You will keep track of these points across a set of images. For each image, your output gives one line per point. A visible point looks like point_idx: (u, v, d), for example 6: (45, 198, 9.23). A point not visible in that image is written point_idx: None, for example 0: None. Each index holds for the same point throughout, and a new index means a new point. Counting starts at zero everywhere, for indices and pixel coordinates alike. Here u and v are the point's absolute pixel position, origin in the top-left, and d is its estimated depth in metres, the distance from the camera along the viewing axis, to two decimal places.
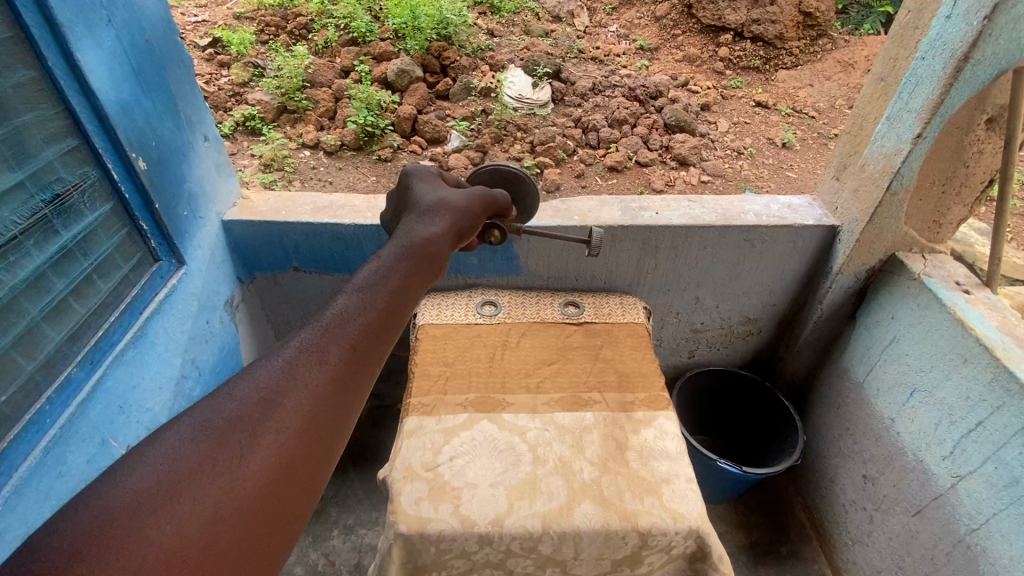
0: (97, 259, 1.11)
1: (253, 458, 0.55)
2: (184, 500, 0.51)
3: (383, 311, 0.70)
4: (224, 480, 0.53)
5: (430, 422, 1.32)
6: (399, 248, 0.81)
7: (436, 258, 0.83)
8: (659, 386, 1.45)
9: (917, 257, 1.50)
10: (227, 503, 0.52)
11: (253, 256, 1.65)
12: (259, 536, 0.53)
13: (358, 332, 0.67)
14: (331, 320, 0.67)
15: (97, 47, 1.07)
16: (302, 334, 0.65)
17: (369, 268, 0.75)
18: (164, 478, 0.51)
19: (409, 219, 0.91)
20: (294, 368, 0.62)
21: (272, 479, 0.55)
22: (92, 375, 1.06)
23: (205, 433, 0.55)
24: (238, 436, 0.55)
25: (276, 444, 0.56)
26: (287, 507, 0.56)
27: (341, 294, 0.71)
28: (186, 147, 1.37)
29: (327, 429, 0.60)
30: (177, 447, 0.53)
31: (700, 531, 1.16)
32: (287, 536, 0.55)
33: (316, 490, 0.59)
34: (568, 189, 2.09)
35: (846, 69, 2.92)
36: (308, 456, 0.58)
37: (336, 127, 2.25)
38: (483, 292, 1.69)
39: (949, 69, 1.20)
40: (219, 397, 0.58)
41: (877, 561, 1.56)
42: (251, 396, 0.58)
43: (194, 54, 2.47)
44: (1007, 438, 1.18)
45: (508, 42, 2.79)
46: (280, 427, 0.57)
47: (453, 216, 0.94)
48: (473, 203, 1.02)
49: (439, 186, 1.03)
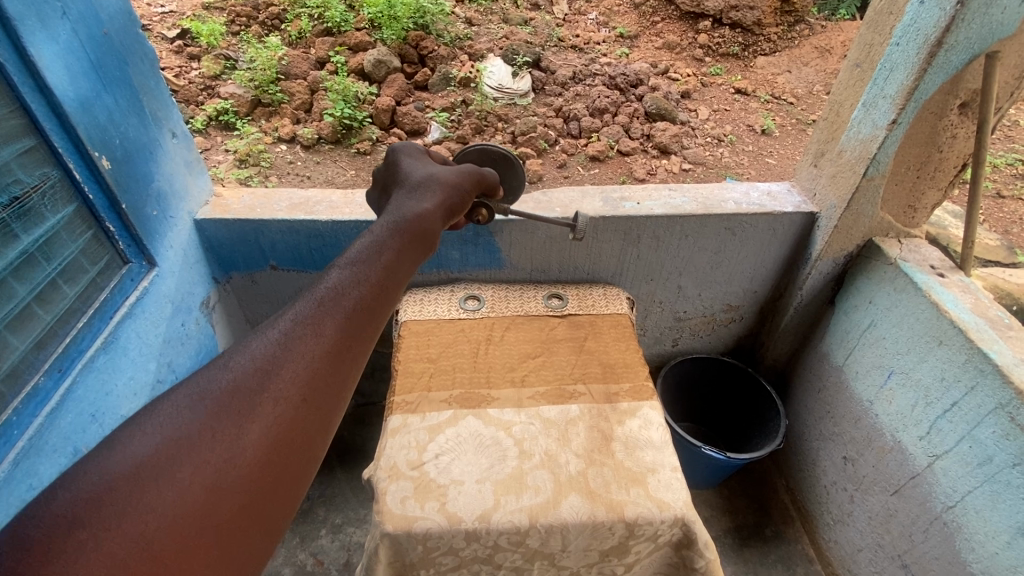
0: (61, 263, 1.07)
1: (252, 428, 0.55)
2: (184, 469, 0.51)
3: (378, 286, 0.70)
4: (224, 449, 0.53)
5: (415, 420, 1.31)
6: (391, 223, 0.80)
7: (429, 236, 0.83)
8: (643, 376, 1.45)
9: (893, 242, 1.52)
10: (228, 473, 0.52)
11: (228, 256, 1.61)
12: (259, 504, 0.54)
13: (353, 304, 0.66)
14: (326, 292, 0.66)
15: (52, 42, 1.02)
16: (298, 305, 0.65)
17: (363, 242, 0.75)
18: (162, 446, 0.51)
19: (399, 196, 0.89)
20: (291, 340, 0.61)
21: (270, 450, 0.55)
22: (61, 384, 1.02)
23: (203, 401, 0.54)
24: (236, 406, 0.55)
25: (273, 415, 0.56)
26: (286, 476, 0.56)
27: (335, 268, 0.70)
28: (153, 144, 1.32)
29: (326, 401, 0.61)
30: (175, 415, 0.53)
31: (686, 519, 1.17)
32: (286, 504, 0.56)
33: (315, 462, 0.59)
34: (550, 180, 2.07)
35: (822, 55, 2.94)
36: (307, 429, 0.58)
37: (312, 120, 2.19)
38: (467, 287, 1.67)
39: (922, 55, 1.21)
40: (215, 367, 0.58)
41: (858, 540, 1.60)
42: (247, 365, 0.58)
43: (162, 46, 2.39)
44: (981, 418, 1.21)
45: (486, 31, 2.75)
46: (279, 399, 0.57)
47: (444, 193, 0.93)
48: (463, 180, 1.00)
49: (427, 163, 1.01)
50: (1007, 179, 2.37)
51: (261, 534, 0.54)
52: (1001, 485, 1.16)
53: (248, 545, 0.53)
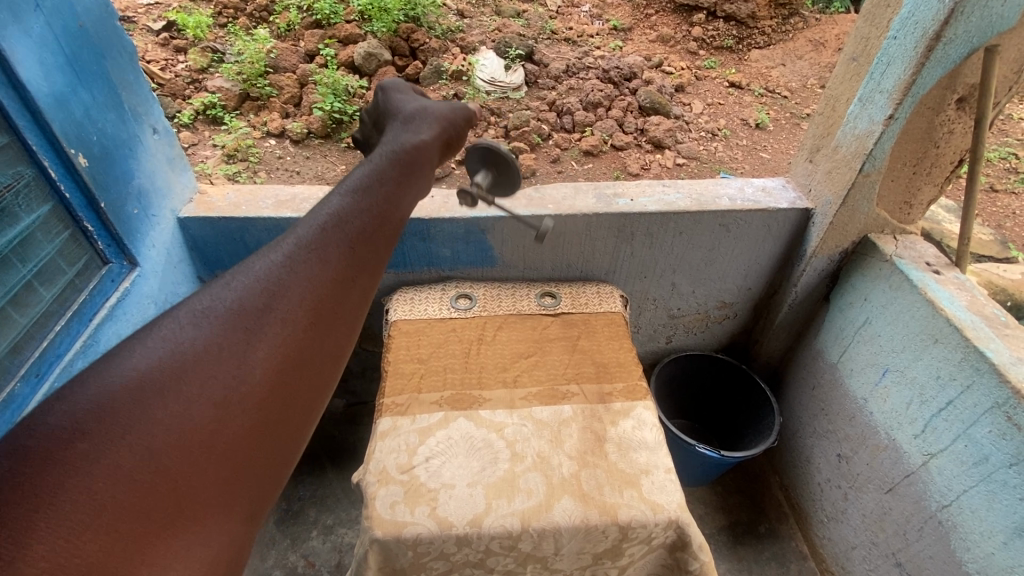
0: (36, 265, 1.04)
1: (260, 347, 0.56)
2: (191, 384, 0.52)
3: (380, 215, 0.72)
4: (232, 366, 0.54)
5: (405, 423, 1.29)
6: (390, 152, 0.81)
7: (427, 166, 0.84)
8: (636, 375, 1.43)
9: (889, 238, 1.51)
10: (238, 388, 0.54)
11: (213, 255, 1.57)
12: (269, 422, 0.55)
13: (355, 230, 0.68)
14: (328, 219, 0.68)
15: (25, 36, 0.98)
16: (299, 231, 0.67)
17: (362, 171, 0.77)
18: (169, 360, 0.52)
19: (395, 127, 0.89)
20: (294, 263, 0.63)
21: (278, 370, 0.57)
22: (38, 390, 0.98)
23: (209, 319, 0.56)
24: (242, 327, 0.56)
25: (280, 335, 0.58)
26: (297, 396, 0.58)
27: (335, 196, 0.72)
28: (133, 140, 1.28)
29: (334, 323, 0.62)
30: (181, 331, 0.54)
31: (680, 521, 1.16)
32: (296, 425, 0.57)
33: (326, 385, 0.61)
34: (543, 175, 2.04)
35: (817, 48, 2.92)
36: (315, 351, 0.60)
37: (301, 114, 2.15)
38: (458, 285, 1.65)
39: (921, 48, 1.19)
40: (218, 288, 0.59)
41: (852, 537, 1.60)
42: (252, 286, 0.59)
43: (148, 39, 2.33)
44: (977, 417, 1.20)
45: (478, 24, 2.70)
46: (285, 319, 0.59)
47: (440, 125, 0.92)
48: (457, 111, 0.99)
49: (419, 97, 1.00)
50: (1000, 173, 2.36)
51: (272, 452, 0.55)
52: (997, 484, 1.15)
53: (259, 464, 0.54)
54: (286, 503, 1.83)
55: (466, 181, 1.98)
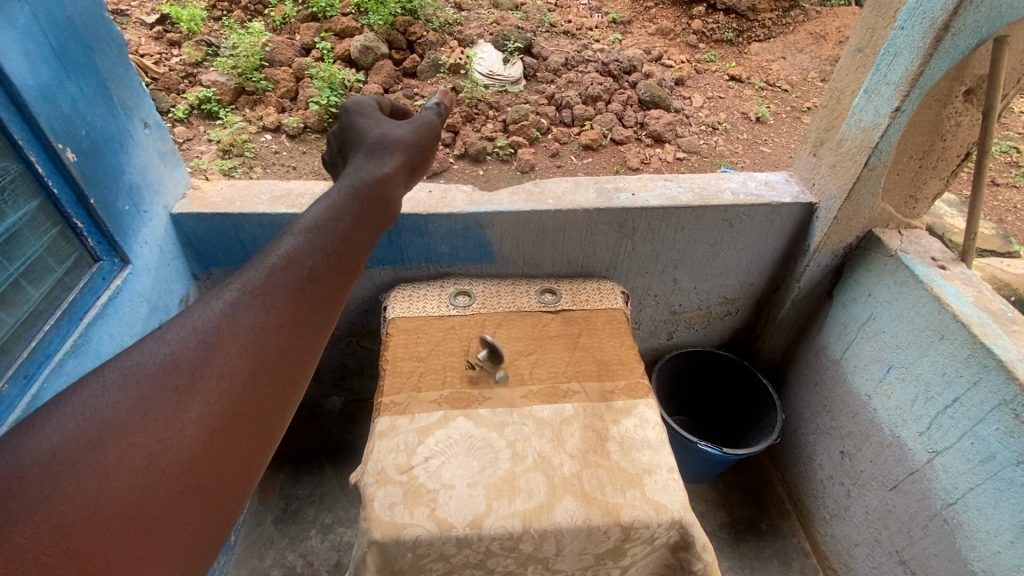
0: (24, 263, 1.01)
1: (192, 405, 0.51)
2: (110, 453, 0.47)
3: (335, 253, 0.68)
4: (158, 430, 0.49)
5: (404, 422, 1.27)
6: (351, 186, 0.80)
7: (391, 199, 0.83)
8: (638, 373, 1.42)
9: (894, 233, 1.49)
10: (163, 454, 0.48)
11: (208, 252, 1.54)
12: (201, 490, 0.49)
13: (306, 272, 0.64)
14: (278, 261, 0.64)
15: (9, 27, 0.95)
16: (247, 276, 0.63)
17: (320, 208, 0.74)
18: (87, 429, 0.47)
19: (358, 158, 0.89)
20: (237, 309, 0.58)
21: (213, 430, 0.51)
22: (27, 391, 0.96)
23: (136, 379, 0.51)
24: (173, 383, 0.52)
25: (217, 390, 0.53)
26: (235, 458, 0.52)
27: (289, 235, 0.68)
28: (123, 135, 1.26)
29: (280, 373, 0.57)
30: (102, 395, 0.49)
31: (683, 521, 1.14)
32: (235, 490, 0.51)
33: (272, 441, 0.55)
34: (543, 170, 2.01)
35: (817, 41, 2.89)
36: (260, 405, 0.54)
37: (297, 109, 2.12)
38: (457, 282, 1.62)
39: (928, 39, 1.16)
40: (151, 342, 0.54)
41: (854, 534, 1.58)
42: (187, 339, 0.55)
43: (141, 32, 2.30)
44: (985, 414, 1.18)
45: (476, 16, 2.67)
46: (222, 372, 0.54)
47: (404, 152, 0.92)
48: (421, 133, 0.99)
49: (383, 120, 0.99)
50: (1002, 166, 2.33)
51: (205, 523, 0.49)
52: (1004, 483, 1.14)
53: (189, 537, 0.48)
54: (285, 502, 1.82)
55: (464, 176, 1.95)
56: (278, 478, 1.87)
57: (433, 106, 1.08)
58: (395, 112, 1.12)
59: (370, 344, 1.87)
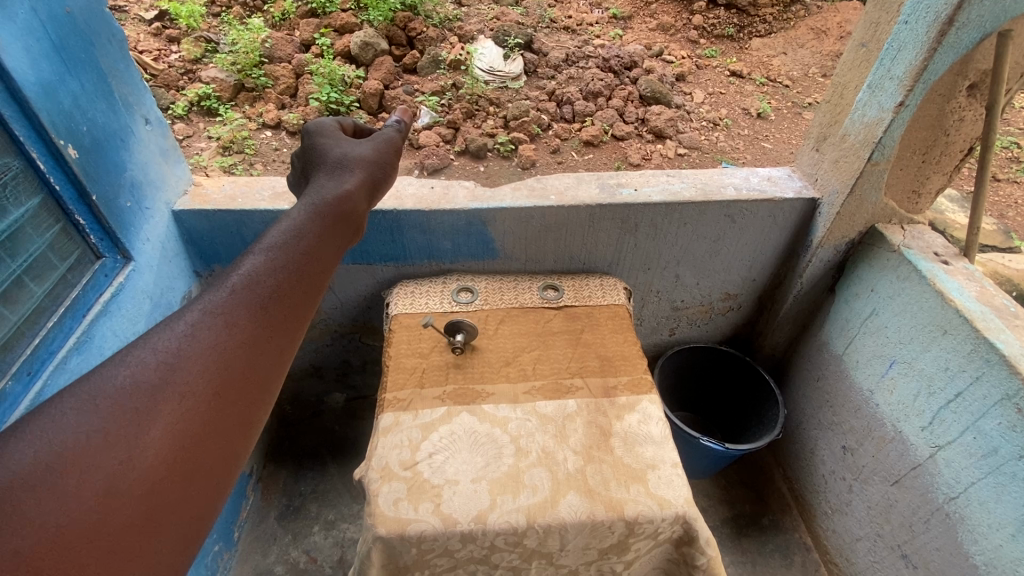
0: (26, 260, 1.01)
1: (155, 426, 0.53)
2: (72, 476, 0.48)
3: (295, 273, 0.72)
4: (121, 452, 0.51)
5: (407, 418, 1.27)
6: (310, 205, 0.84)
7: (351, 218, 0.89)
8: (641, 368, 1.42)
9: (896, 228, 1.49)
10: (127, 475, 0.50)
11: (210, 248, 1.54)
12: (166, 506, 0.51)
13: (267, 293, 0.68)
14: (239, 281, 0.68)
15: (9, 22, 0.95)
16: (207, 298, 0.65)
17: (281, 228, 0.78)
18: (48, 454, 0.48)
19: (320, 178, 0.94)
20: (198, 330, 0.61)
21: (177, 448, 0.54)
22: (31, 387, 0.96)
23: (97, 403, 0.52)
24: (136, 404, 0.54)
25: (180, 409, 0.55)
26: (200, 473, 0.54)
27: (250, 256, 0.72)
28: (124, 131, 1.25)
29: (243, 391, 0.60)
30: (62, 420, 0.50)
31: (687, 516, 1.15)
32: (202, 503, 0.54)
33: (236, 458, 0.58)
34: (544, 166, 2.01)
35: (819, 36, 2.87)
36: (224, 421, 0.57)
37: (298, 105, 2.11)
38: (459, 278, 1.62)
39: (932, 33, 1.16)
40: (111, 364, 0.56)
41: (856, 529, 1.59)
42: (149, 360, 0.57)
43: (140, 28, 2.29)
44: (987, 409, 1.18)
45: (476, 12, 2.66)
46: (185, 392, 0.56)
47: (364, 170, 0.98)
48: (382, 150, 1.04)
49: (343, 139, 1.04)
50: (1003, 162, 2.33)
51: (171, 538, 0.51)
52: (1007, 477, 1.14)
53: (157, 552, 0.50)
54: (288, 499, 1.82)
55: (465, 173, 1.95)
56: (281, 474, 1.87)
57: (393, 123, 1.12)
58: (359, 133, 1.16)
59: (372, 341, 1.87)
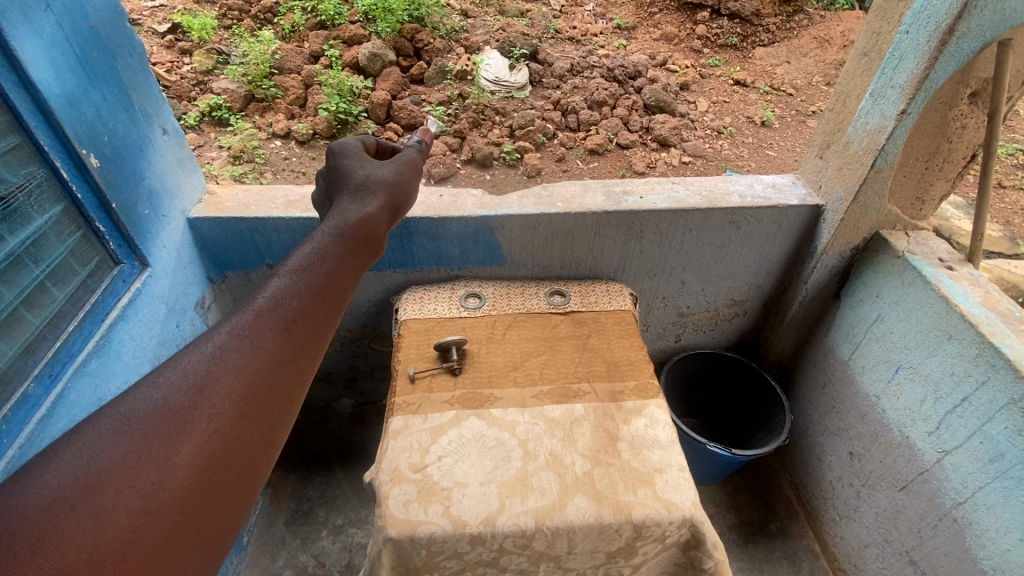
0: (49, 265, 1.03)
1: (184, 445, 0.54)
2: (108, 495, 0.49)
3: (316, 294, 0.74)
4: (152, 472, 0.52)
5: (416, 422, 1.28)
6: (334, 228, 0.87)
7: (373, 238, 0.91)
8: (648, 374, 1.43)
9: (900, 235, 1.50)
10: (157, 494, 0.51)
11: (223, 255, 1.57)
12: (192, 527, 0.52)
13: (290, 315, 0.70)
14: (264, 303, 0.70)
15: (35, 35, 0.98)
16: (233, 320, 0.67)
17: (303, 251, 0.80)
18: (84, 474, 0.49)
19: (343, 201, 0.96)
20: (226, 353, 0.63)
21: (205, 469, 0.55)
22: (52, 390, 0.98)
23: (129, 424, 0.53)
24: (166, 425, 0.55)
25: (208, 430, 0.56)
26: (227, 492, 0.56)
27: (274, 278, 0.74)
28: (143, 141, 1.29)
29: (266, 412, 0.62)
30: (98, 441, 0.51)
31: (694, 520, 1.15)
32: (226, 522, 0.55)
33: (259, 478, 0.59)
34: (549, 174, 2.04)
35: (822, 45, 2.90)
36: (249, 441, 0.59)
37: (307, 115, 2.14)
38: (467, 284, 1.64)
39: (933, 43, 1.18)
40: (143, 386, 0.57)
41: (865, 535, 1.58)
42: (179, 383, 0.58)
43: (153, 42, 2.34)
44: (993, 413, 1.19)
45: (482, 23, 2.71)
46: (212, 414, 0.58)
47: (386, 193, 1.00)
48: (403, 173, 1.07)
49: (366, 161, 1.06)
50: (1008, 169, 2.33)
51: (195, 557, 0.52)
52: (1013, 481, 1.14)
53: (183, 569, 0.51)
54: (297, 503, 1.84)
55: (472, 180, 1.98)
56: (289, 479, 1.89)
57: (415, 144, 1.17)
58: (380, 150, 1.20)
59: (381, 347, 1.89)
